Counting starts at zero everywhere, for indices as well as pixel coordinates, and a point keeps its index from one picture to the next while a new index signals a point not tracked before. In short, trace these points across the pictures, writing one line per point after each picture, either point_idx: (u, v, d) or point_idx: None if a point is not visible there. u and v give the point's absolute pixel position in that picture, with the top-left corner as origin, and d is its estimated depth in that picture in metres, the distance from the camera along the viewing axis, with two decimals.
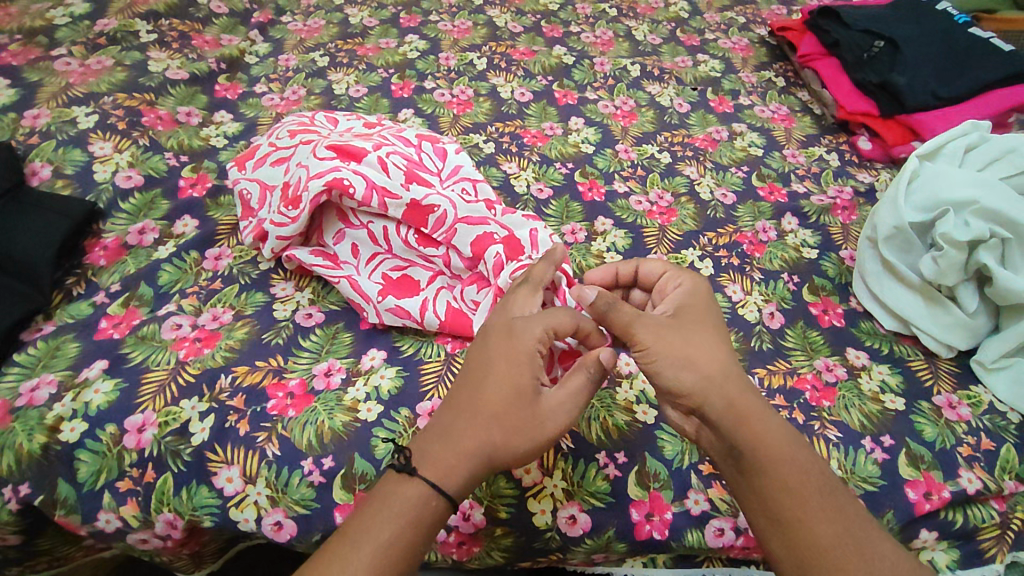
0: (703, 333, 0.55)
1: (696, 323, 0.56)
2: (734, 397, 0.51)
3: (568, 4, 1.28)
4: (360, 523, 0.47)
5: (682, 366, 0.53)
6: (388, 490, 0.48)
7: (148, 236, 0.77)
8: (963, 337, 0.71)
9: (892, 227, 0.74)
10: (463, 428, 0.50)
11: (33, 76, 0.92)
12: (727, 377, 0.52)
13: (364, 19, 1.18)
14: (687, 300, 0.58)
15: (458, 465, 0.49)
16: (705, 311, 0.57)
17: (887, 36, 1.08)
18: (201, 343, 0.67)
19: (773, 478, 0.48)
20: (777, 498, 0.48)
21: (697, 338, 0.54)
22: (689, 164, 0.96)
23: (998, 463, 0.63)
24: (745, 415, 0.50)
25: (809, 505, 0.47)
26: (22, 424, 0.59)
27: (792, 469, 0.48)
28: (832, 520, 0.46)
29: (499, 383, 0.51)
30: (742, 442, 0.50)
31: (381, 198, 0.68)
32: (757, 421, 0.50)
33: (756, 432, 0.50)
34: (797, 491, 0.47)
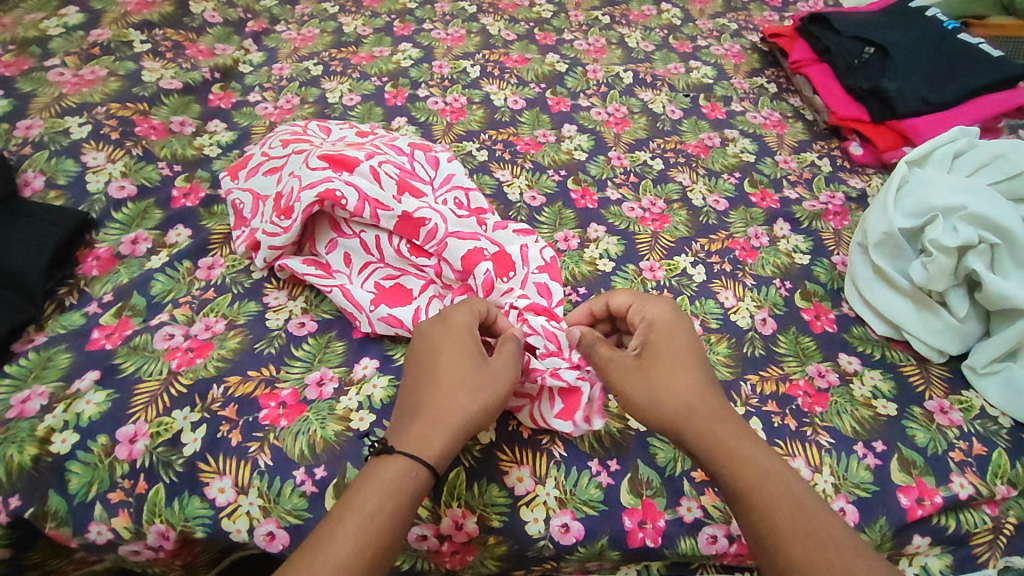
0: (674, 370, 0.57)
1: (663, 359, 0.58)
2: (709, 427, 0.54)
3: (561, 12, 1.29)
4: (343, 501, 0.48)
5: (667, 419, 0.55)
6: (369, 470, 0.50)
7: (141, 245, 0.77)
8: (953, 342, 0.71)
9: (882, 233, 0.74)
10: (427, 404, 0.54)
11: (26, 86, 0.93)
12: (702, 410, 0.55)
13: (358, 28, 1.18)
14: (653, 333, 0.60)
15: (433, 432, 0.52)
16: (675, 346, 0.59)
17: (877, 42, 1.09)
18: (193, 353, 0.66)
19: (750, 503, 0.50)
20: (755, 522, 0.50)
21: (673, 379, 0.57)
22: (682, 170, 0.97)
23: (990, 468, 0.64)
24: (719, 445, 0.53)
25: (783, 524, 0.49)
26: (12, 436, 0.59)
27: (766, 492, 0.50)
28: (806, 536, 0.48)
29: (448, 359, 0.56)
30: (721, 469, 0.52)
31: (373, 210, 0.69)
32: (731, 447, 0.53)
33: (732, 459, 0.52)
34: (770, 513, 0.49)
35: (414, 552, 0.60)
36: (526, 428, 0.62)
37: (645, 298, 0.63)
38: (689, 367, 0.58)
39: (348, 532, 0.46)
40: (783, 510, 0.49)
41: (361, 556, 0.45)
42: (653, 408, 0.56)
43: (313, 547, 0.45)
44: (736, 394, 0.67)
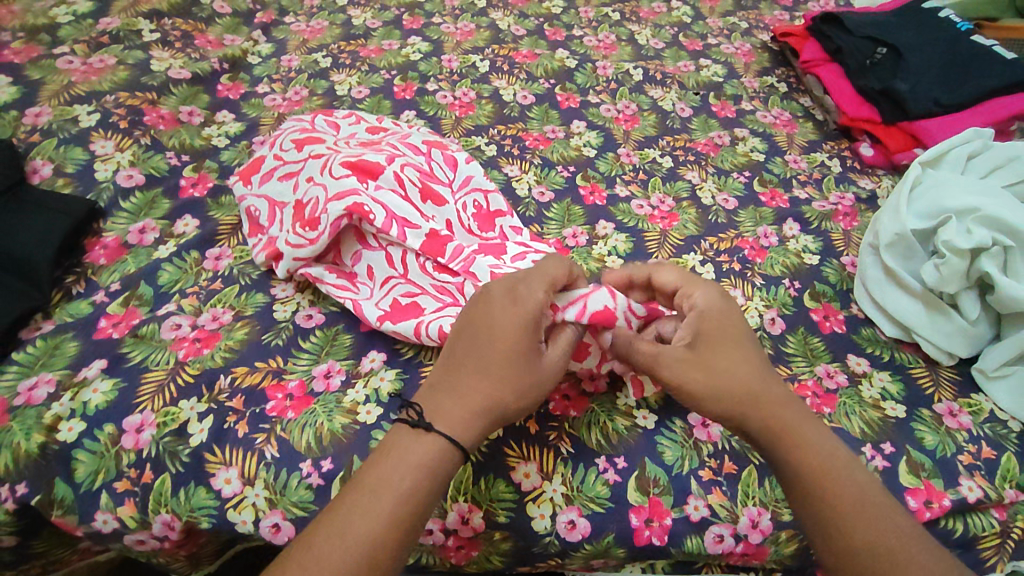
0: (733, 357, 0.55)
1: (724, 344, 0.56)
2: (767, 419, 0.53)
3: (571, 8, 1.28)
4: (373, 476, 0.48)
5: (723, 401, 0.54)
6: (407, 445, 0.49)
7: (149, 235, 0.77)
8: (963, 345, 0.71)
9: (893, 233, 0.74)
10: (468, 389, 0.52)
11: (35, 74, 0.92)
12: (766, 400, 0.54)
13: (367, 21, 1.18)
14: (704, 317, 0.57)
15: (470, 419, 0.51)
16: (727, 326, 0.57)
17: (889, 42, 1.09)
18: (200, 344, 0.66)
19: (812, 489, 0.50)
20: (818, 515, 0.50)
21: (723, 364, 0.55)
22: (691, 168, 0.96)
23: (999, 472, 0.63)
24: (773, 428, 0.53)
25: (848, 517, 0.49)
26: (19, 423, 0.59)
27: (836, 481, 0.51)
28: (871, 531, 0.48)
29: (504, 344, 0.53)
30: (779, 455, 0.52)
31: (400, 228, 0.68)
32: (793, 439, 0.52)
33: (791, 447, 0.52)
34: (841, 506, 0.50)
35: (420, 546, 0.60)
36: (534, 424, 0.62)
37: (693, 280, 0.61)
38: (748, 351, 0.56)
39: (367, 505, 0.46)
40: (846, 501, 0.50)
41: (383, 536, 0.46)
42: (702, 397, 0.54)
43: (336, 513, 0.46)
44: None
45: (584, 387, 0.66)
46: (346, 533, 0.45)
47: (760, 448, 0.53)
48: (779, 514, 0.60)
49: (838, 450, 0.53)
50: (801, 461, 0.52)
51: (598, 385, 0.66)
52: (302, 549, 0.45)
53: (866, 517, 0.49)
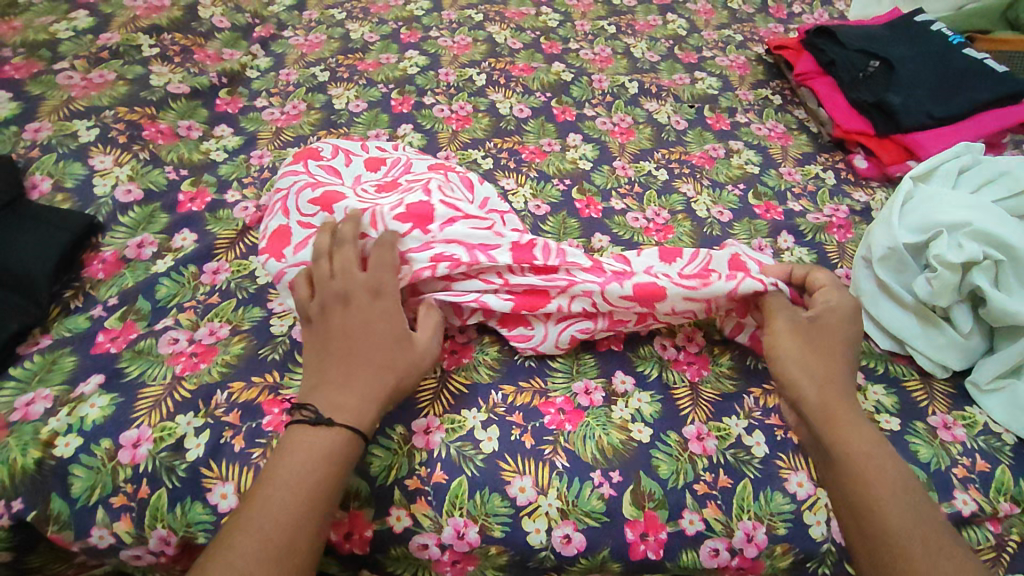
0: (831, 345, 0.63)
1: (829, 335, 0.64)
2: (831, 400, 0.60)
3: (567, 21, 1.29)
4: (273, 473, 0.53)
5: (805, 375, 0.61)
6: (299, 439, 0.55)
7: (147, 249, 0.78)
8: (956, 358, 0.71)
9: (885, 247, 0.74)
10: (353, 377, 0.58)
11: (35, 89, 0.93)
12: (839, 387, 0.61)
13: (365, 35, 1.19)
14: (830, 310, 0.65)
15: (360, 402, 0.57)
16: (837, 327, 0.64)
17: (881, 56, 1.09)
18: (197, 358, 0.67)
19: (853, 470, 0.57)
20: (853, 493, 0.56)
21: (818, 351, 0.63)
22: (686, 181, 0.97)
23: (994, 485, 0.64)
24: (827, 411, 0.60)
25: (886, 499, 0.55)
26: (16, 438, 0.59)
27: (875, 471, 0.56)
28: (908, 516, 0.54)
29: (369, 333, 0.60)
30: (825, 434, 0.59)
31: (482, 253, 0.67)
32: (846, 424, 0.59)
33: (844, 432, 0.59)
34: (876, 492, 0.55)
35: (416, 562, 0.60)
36: (529, 438, 0.62)
37: (837, 287, 0.68)
38: (844, 346, 0.64)
39: (272, 500, 0.51)
40: (886, 486, 0.56)
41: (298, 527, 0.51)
42: (794, 369, 0.62)
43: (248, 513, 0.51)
44: (739, 406, 0.67)
45: (579, 401, 0.66)
46: (265, 527, 0.50)
47: (813, 419, 0.60)
48: (773, 527, 0.60)
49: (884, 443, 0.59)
50: (839, 448, 0.58)
51: (593, 399, 0.66)
52: (224, 549, 0.49)
53: (906, 502, 0.55)
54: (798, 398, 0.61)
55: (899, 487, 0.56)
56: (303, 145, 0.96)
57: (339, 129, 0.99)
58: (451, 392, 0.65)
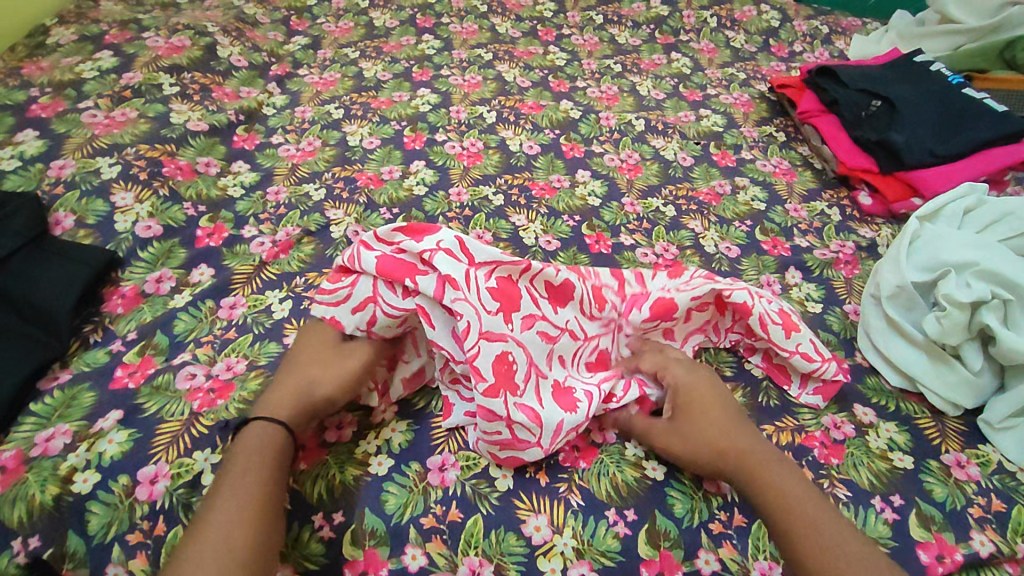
0: (707, 406, 0.65)
1: (696, 400, 0.65)
2: (735, 459, 0.61)
3: (574, 60, 1.33)
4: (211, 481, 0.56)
5: (693, 446, 0.62)
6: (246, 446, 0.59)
7: (165, 284, 0.79)
8: (968, 396, 0.72)
9: (894, 285, 0.76)
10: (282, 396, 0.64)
11: (60, 128, 0.95)
12: (733, 447, 0.61)
13: (378, 73, 1.22)
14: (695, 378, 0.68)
15: (282, 401, 0.62)
16: (706, 392, 0.65)
17: (883, 95, 1.12)
18: (215, 394, 0.67)
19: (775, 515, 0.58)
20: (780, 539, 0.57)
21: (702, 418, 0.63)
22: (694, 218, 0.99)
23: (1010, 525, 0.63)
24: (742, 469, 0.61)
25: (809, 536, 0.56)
26: (35, 474, 0.59)
27: (793, 506, 0.57)
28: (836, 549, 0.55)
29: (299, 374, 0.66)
30: (745, 489, 0.60)
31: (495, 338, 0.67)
32: (758, 480, 0.60)
33: (760, 486, 0.59)
34: (798, 517, 0.57)
35: None
36: (543, 476, 0.63)
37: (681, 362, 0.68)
38: (720, 405, 0.65)
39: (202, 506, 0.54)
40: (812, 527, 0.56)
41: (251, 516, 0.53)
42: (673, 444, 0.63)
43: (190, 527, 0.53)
44: None
45: (593, 438, 0.67)
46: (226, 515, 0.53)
47: (732, 482, 0.61)
48: None
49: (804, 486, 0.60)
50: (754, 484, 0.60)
51: (606, 436, 0.67)
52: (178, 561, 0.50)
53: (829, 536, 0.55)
54: (706, 475, 0.62)
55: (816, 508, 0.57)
56: (318, 181, 0.98)
57: (353, 165, 1.02)
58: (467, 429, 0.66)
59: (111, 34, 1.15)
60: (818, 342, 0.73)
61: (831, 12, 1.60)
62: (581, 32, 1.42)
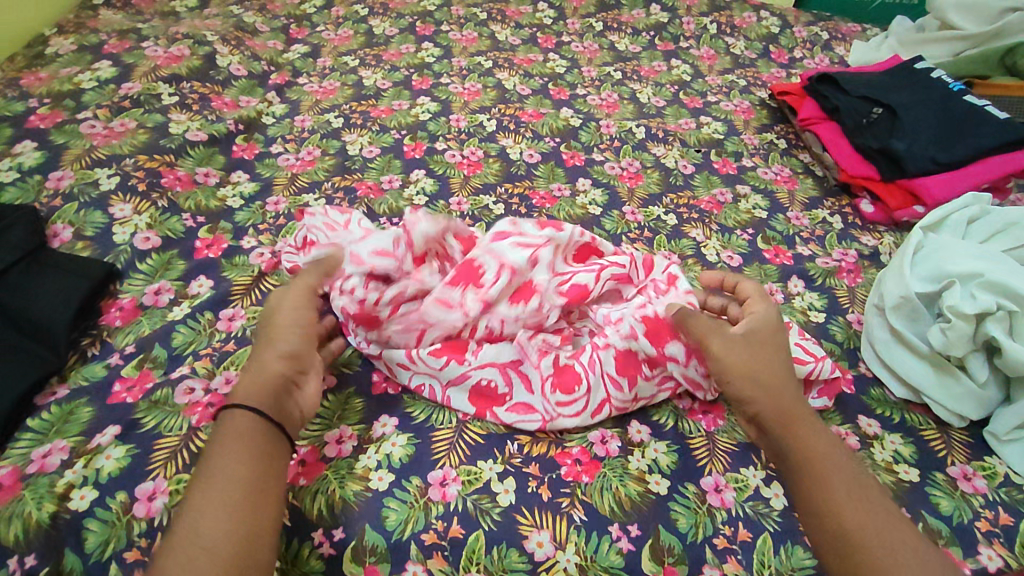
0: (773, 352, 0.64)
1: (766, 345, 0.64)
2: (787, 404, 0.61)
3: (574, 67, 1.33)
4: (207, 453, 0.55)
5: (759, 384, 0.62)
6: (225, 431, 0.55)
7: (164, 296, 0.79)
8: (973, 408, 0.71)
9: (898, 296, 0.76)
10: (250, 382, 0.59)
11: (59, 139, 0.95)
12: (794, 405, 0.61)
13: (378, 82, 1.22)
14: (760, 321, 0.66)
15: (264, 388, 0.58)
16: (776, 338, 0.66)
17: (884, 102, 1.12)
18: (213, 408, 0.67)
19: (809, 470, 0.58)
20: (813, 493, 0.56)
21: (764, 356, 0.63)
22: (695, 226, 0.98)
23: (1018, 539, 0.62)
24: (785, 418, 0.60)
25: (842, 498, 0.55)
26: (31, 491, 0.59)
27: (830, 465, 0.57)
28: (868, 514, 0.54)
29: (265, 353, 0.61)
30: (784, 439, 0.60)
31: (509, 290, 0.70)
32: (802, 434, 0.60)
33: (802, 437, 0.59)
34: (826, 477, 0.57)
35: None
36: (546, 490, 0.62)
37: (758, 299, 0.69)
38: (785, 359, 0.64)
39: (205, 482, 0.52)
40: (850, 490, 0.56)
41: (249, 515, 0.51)
42: (736, 374, 0.62)
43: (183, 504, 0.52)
44: (756, 457, 0.66)
45: (595, 451, 0.66)
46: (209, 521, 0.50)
47: (771, 428, 0.61)
48: None
49: (841, 449, 0.60)
50: (793, 448, 0.59)
51: (610, 448, 0.66)
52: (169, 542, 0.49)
53: (864, 504, 0.55)
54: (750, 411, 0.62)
55: (856, 483, 0.57)
56: (318, 191, 0.97)
57: (353, 175, 1.01)
58: (467, 443, 0.65)
59: (109, 44, 1.15)
60: (807, 343, 0.72)
61: (831, 18, 1.60)
62: (580, 39, 1.42)
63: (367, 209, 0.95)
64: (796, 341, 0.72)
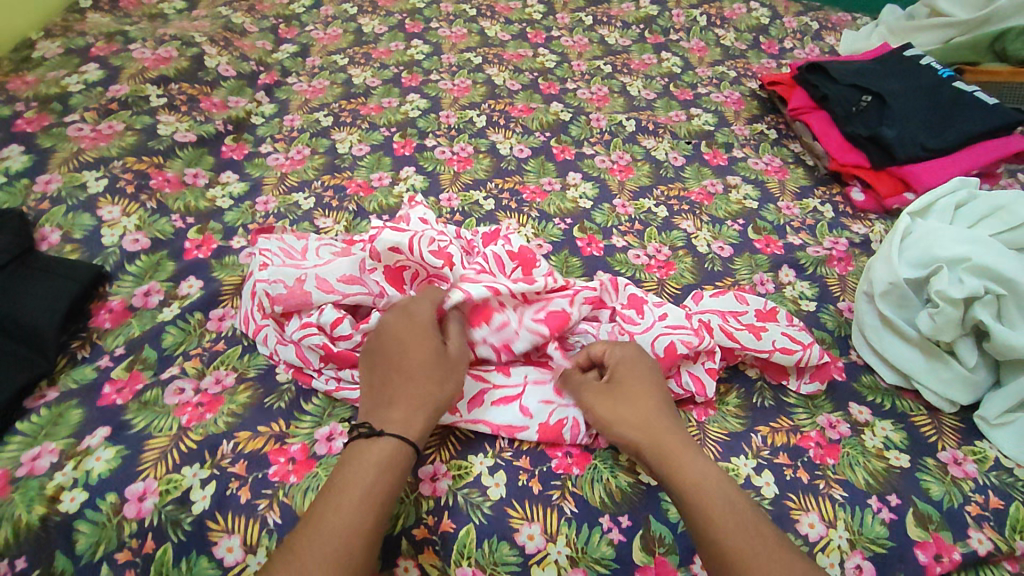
0: (642, 389, 0.62)
1: (636, 386, 0.62)
2: (659, 439, 0.59)
3: (564, 62, 1.33)
4: (377, 471, 0.53)
5: (627, 422, 0.60)
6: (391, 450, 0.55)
7: (153, 297, 0.79)
8: (964, 392, 0.71)
9: (887, 283, 0.75)
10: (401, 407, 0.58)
11: (46, 142, 0.95)
12: (663, 435, 0.59)
13: (367, 80, 1.22)
14: (624, 363, 0.64)
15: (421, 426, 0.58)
16: (648, 373, 0.63)
17: (874, 90, 1.11)
18: (203, 408, 0.67)
19: (684, 498, 0.55)
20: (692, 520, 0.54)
21: (635, 399, 0.62)
22: (686, 218, 0.98)
23: (1009, 523, 0.63)
24: (658, 449, 0.58)
25: (717, 521, 0.52)
26: (21, 494, 0.59)
27: (704, 491, 0.55)
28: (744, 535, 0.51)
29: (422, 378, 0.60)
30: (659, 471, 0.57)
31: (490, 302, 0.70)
32: (676, 463, 0.57)
33: (676, 466, 0.57)
34: (703, 503, 0.54)
35: None
36: (537, 483, 0.62)
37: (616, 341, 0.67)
38: (657, 395, 0.62)
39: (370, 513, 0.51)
40: (726, 513, 0.53)
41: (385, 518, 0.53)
42: (610, 417, 0.61)
43: (330, 502, 0.51)
44: (746, 446, 0.67)
45: (586, 443, 0.66)
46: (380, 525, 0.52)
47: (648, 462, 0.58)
48: None
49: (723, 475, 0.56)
50: (666, 479, 0.57)
51: (600, 440, 0.66)
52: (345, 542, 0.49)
53: (740, 525, 0.52)
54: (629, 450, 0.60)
55: (728, 502, 0.54)
56: (307, 190, 0.97)
57: (343, 173, 1.01)
58: (458, 438, 0.65)
59: (97, 46, 1.15)
60: (793, 332, 0.73)
61: (821, 8, 1.59)
62: (570, 33, 1.42)
63: (356, 207, 0.95)
64: (782, 329, 0.74)
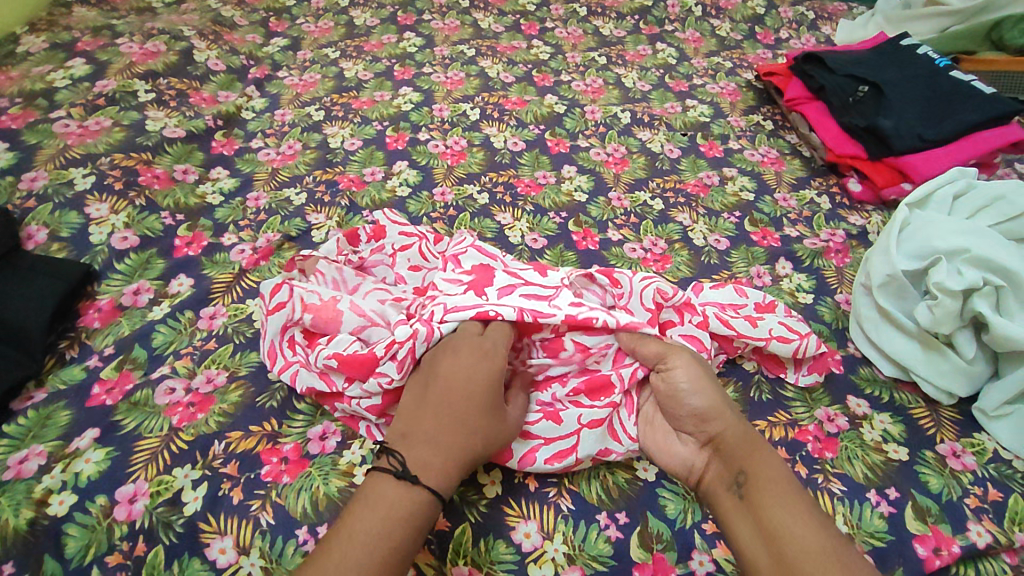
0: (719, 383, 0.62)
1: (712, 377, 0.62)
2: (741, 430, 0.58)
3: (558, 53, 1.31)
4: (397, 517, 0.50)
5: (711, 398, 0.59)
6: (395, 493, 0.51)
7: (143, 296, 0.78)
8: (962, 384, 0.71)
9: (885, 274, 0.75)
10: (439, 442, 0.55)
11: (32, 139, 0.93)
12: (743, 426, 0.58)
13: (358, 73, 1.20)
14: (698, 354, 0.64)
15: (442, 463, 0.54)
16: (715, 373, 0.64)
17: (870, 80, 1.10)
18: (195, 408, 0.66)
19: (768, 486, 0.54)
20: (776, 509, 0.53)
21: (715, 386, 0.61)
22: (681, 210, 0.97)
23: (1008, 515, 0.62)
24: (744, 437, 0.57)
25: (806, 518, 0.52)
26: (8, 498, 0.58)
27: (788, 488, 0.54)
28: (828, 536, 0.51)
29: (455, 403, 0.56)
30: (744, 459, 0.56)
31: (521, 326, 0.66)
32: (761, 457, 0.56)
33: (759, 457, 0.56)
34: (789, 498, 0.53)
35: None
36: (533, 480, 0.62)
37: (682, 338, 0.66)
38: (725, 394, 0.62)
39: (382, 554, 0.48)
40: (808, 516, 0.52)
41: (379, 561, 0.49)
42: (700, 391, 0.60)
43: (353, 516, 0.50)
44: None
45: None
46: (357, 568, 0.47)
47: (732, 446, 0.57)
48: None
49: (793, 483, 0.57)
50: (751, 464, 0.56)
51: None
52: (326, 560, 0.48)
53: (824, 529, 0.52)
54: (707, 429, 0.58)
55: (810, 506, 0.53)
56: (299, 185, 0.96)
57: (334, 168, 1.00)
58: None
59: (84, 41, 1.13)
60: (790, 321, 0.72)
61: None
62: (564, 24, 1.40)
63: (349, 202, 0.94)
64: (778, 318, 0.73)
